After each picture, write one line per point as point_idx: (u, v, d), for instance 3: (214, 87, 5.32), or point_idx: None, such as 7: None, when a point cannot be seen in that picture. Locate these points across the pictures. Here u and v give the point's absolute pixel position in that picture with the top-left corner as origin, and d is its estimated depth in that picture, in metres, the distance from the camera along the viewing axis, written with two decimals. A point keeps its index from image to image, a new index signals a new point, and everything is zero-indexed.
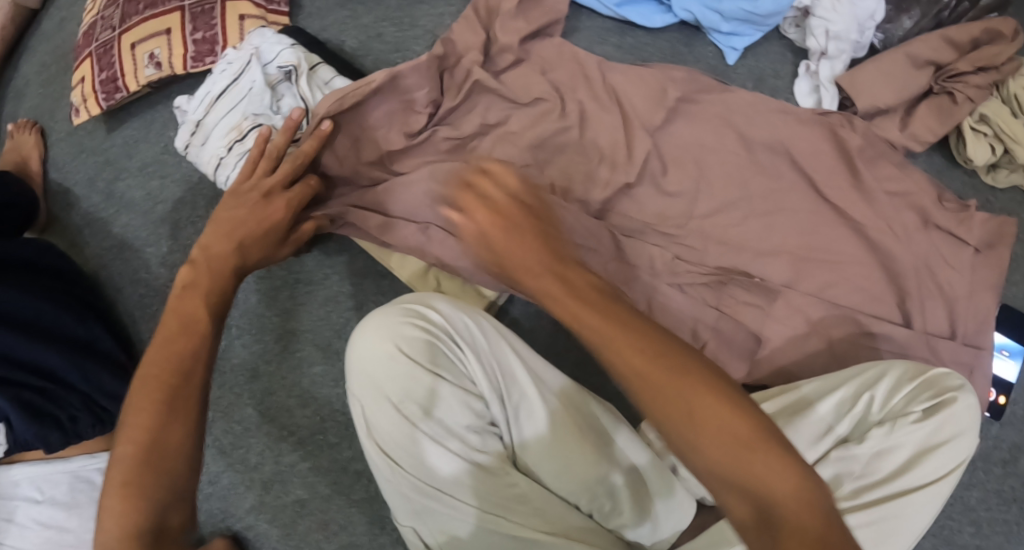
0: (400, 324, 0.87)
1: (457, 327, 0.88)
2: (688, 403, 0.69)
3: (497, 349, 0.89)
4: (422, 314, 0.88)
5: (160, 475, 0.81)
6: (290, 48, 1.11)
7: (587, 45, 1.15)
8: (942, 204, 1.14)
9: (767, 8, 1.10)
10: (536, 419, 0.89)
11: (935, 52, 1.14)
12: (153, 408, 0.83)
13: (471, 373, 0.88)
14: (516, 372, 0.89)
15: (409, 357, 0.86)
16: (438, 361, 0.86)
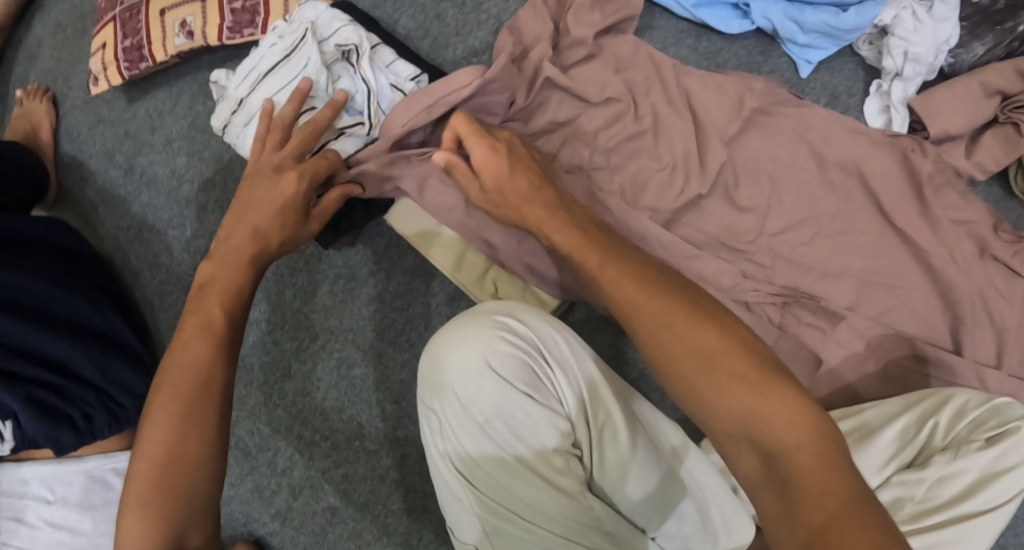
0: (490, 338, 0.80)
1: (544, 341, 0.82)
2: (731, 396, 0.69)
3: (582, 365, 0.83)
4: (513, 327, 0.82)
5: (178, 494, 0.76)
6: (350, 25, 1.02)
7: (661, 46, 1.11)
8: (999, 234, 1.08)
9: (849, 23, 1.07)
10: (623, 450, 0.81)
11: (1007, 82, 1.12)
12: (168, 420, 0.77)
13: (560, 393, 0.82)
14: (604, 395, 0.82)
15: (499, 374, 0.79)
16: (528, 380, 0.80)
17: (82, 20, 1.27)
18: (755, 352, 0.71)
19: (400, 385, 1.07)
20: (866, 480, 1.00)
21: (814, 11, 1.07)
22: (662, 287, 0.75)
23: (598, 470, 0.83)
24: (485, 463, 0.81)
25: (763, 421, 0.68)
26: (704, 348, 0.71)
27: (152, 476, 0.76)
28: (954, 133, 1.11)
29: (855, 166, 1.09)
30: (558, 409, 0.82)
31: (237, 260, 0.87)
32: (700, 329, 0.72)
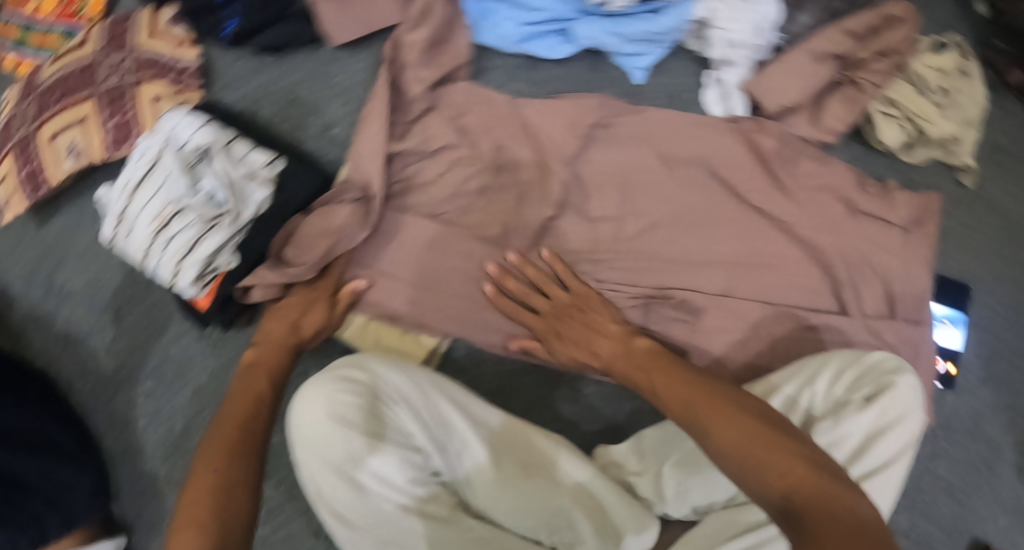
0: (332, 392, 0.89)
1: (388, 386, 0.91)
2: (731, 440, 0.80)
3: (431, 401, 0.93)
4: (351, 378, 0.90)
5: None
6: (202, 127, 1.11)
7: (499, 85, 1.17)
8: (865, 190, 1.19)
9: (667, 25, 1.13)
10: (475, 455, 0.94)
11: (836, 45, 1.17)
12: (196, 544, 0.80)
13: (406, 427, 0.91)
14: (448, 415, 0.93)
15: (345, 422, 0.88)
16: (373, 422, 0.89)
17: None
18: (742, 413, 0.83)
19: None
20: None
21: (632, 21, 1.13)
22: (697, 382, 0.88)
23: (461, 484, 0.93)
24: (356, 508, 0.88)
25: (814, 496, 0.73)
26: (732, 445, 0.80)
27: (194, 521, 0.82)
28: (791, 103, 1.16)
29: (703, 161, 1.15)
30: (410, 444, 0.91)
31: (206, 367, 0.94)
32: (732, 426, 0.81)
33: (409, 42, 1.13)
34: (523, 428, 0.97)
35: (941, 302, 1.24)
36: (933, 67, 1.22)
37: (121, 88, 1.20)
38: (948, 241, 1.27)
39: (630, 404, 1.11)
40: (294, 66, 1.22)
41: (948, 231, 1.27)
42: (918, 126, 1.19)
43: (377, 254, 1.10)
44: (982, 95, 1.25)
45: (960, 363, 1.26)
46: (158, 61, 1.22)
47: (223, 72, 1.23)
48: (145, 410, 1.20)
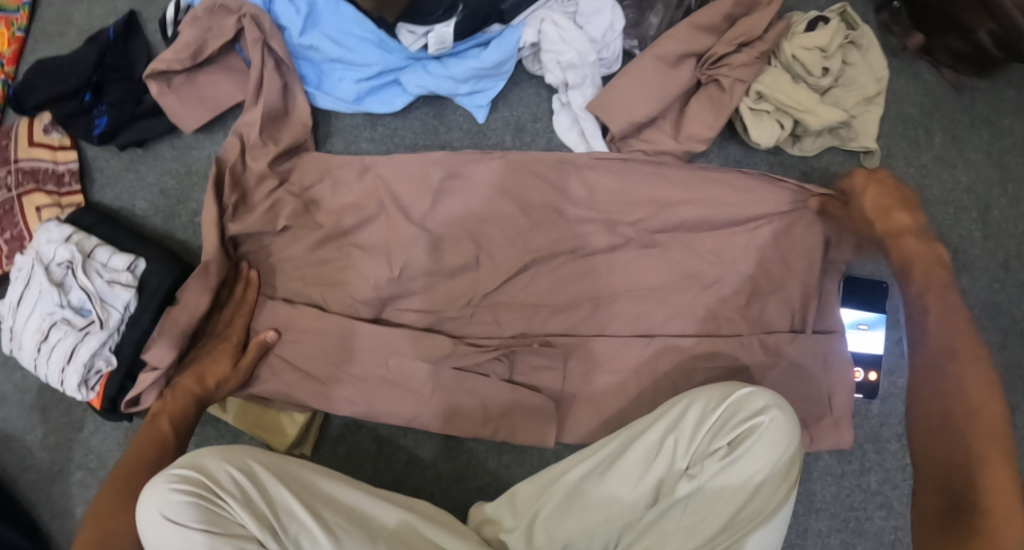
0: (161, 492, 0.91)
1: (223, 481, 0.93)
2: (946, 379, 0.87)
3: (272, 491, 0.95)
4: (184, 475, 0.93)
5: None
6: (64, 243, 1.13)
7: (345, 146, 1.20)
8: (741, 199, 1.09)
9: (493, 59, 1.12)
10: (317, 542, 0.93)
11: (687, 44, 1.09)
12: None
13: (240, 518, 0.92)
14: (287, 502, 0.94)
15: (176, 520, 0.90)
16: (202, 518, 0.91)
17: None
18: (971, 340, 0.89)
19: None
20: (625, 510, 0.99)
21: (459, 61, 1.14)
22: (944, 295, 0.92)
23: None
24: None
25: (938, 456, 0.86)
26: (939, 416, 0.87)
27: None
28: (644, 119, 1.09)
29: (560, 197, 1.10)
30: (247, 534, 0.92)
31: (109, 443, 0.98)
32: (976, 380, 0.86)
33: (249, 122, 1.13)
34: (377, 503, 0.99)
35: (852, 306, 1.13)
36: (810, 48, 1.10)
37: (7, 203, 1.19)
38: None
39: (508, 454, 1.13)
40: (159, 157, 1.25)
41: None
42: (794, 117, 1.10)
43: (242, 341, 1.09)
44: (880, 66, 1.14)
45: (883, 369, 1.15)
46: (40, 169, 1.22)
47: (99, 172, 1.26)
48: (81, 500, 1.25)
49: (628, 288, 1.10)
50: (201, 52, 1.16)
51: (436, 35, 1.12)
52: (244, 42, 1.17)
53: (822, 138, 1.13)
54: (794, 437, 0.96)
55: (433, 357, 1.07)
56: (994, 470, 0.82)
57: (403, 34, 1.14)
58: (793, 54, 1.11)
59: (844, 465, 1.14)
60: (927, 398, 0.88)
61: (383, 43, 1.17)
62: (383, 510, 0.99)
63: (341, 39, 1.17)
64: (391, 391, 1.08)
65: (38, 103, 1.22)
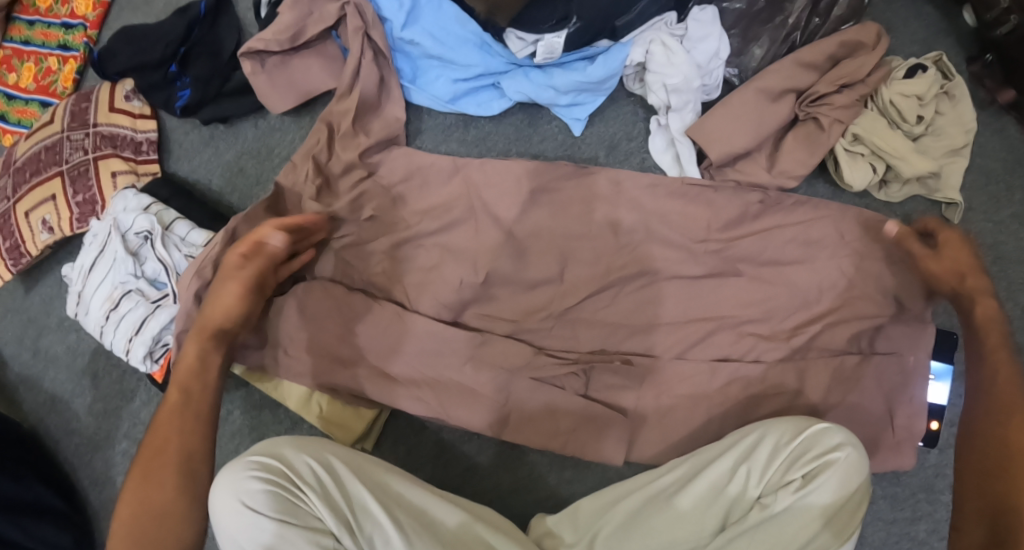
0: (243, 479, 0.90)
1: (301, 471, 0.93)
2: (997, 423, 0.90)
3: (347, 485, 0.95)
4: (266, 463, 0.92)
5: None
6: (143, 213, 1.13)
7: (433, 145, 1.19)
8: (824, 238, 1.11)
9: (599, 74, 1.12)
10: (392, 541, 0.93)
11: (790, 80, 1.09)
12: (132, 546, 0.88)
13: (318, 512, 0.92)
14: (364, 499, 0.94)
15: (256, 509, 0.89)
16: (282, 508, 0.90)
17: None
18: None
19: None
20: (691, 536, 1.01)
21: (563, 72, 1.13)
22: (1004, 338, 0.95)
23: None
24: None
25: (991, 497, 0.87)
26: (990, 457, 0.89)
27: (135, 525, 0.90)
28: (740, 150, 1.09)
29: (645, 217, 1.11)
30: (321, 527, 0.91)
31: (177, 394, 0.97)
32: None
33: (341, 110, 1.15)
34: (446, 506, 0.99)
35: None
36: (908, 95, 1.11)
37: (84, 165, 1.19)
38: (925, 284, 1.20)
39: (570, 471, 1.12)
40: (241, 136, 1.23)
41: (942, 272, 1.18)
42: (888, 162, 1.10)
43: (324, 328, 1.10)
44: (970, 117, 1.15)
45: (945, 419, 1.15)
46: (119, 134, 1.21)
47: (177, 144, 1.25)
48: (122, 470, 1.23)
49: (705, 316, 1.10)
50: (300, 35, 1.17)
51: (544, 45, 1.12)
52: (343, 29, 1.18)
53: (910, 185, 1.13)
54: (866, 480, 0.97)
55: (507, 367, 1.08)
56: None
57: (512, 39, 1.14)
58: (891, 100, 1.11)
59: (895, 513, 1.14)
60: (981, 437, 0.91)
61: (485, 46, 1.16)
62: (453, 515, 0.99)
63: (443, 38, 1.17)
64: (461, 397, 1.08)
65: (121, 70, 1.21)
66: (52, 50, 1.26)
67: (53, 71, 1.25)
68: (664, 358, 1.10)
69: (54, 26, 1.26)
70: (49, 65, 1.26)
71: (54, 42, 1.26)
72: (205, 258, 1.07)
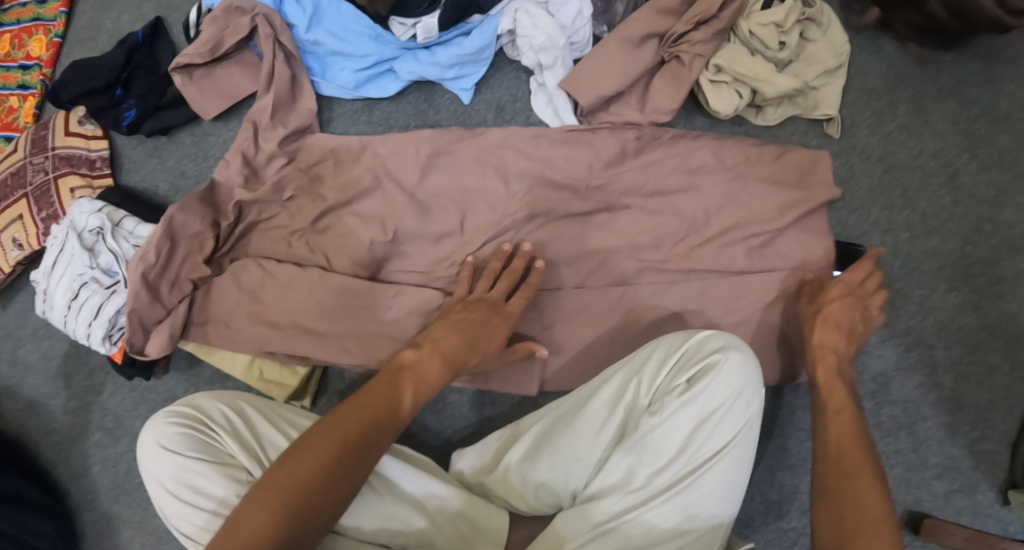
0: (161, 424, 1.01)
1: (213, 415, 1.02)
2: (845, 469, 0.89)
3: (259, 427, 1.03)
4: (182, 410, 1.02)
5: (318, 501, 0.87)
6: (95, 212, 1.25)
7: (345, 128, 1.30)
8: (712, 163, 1.15)
9: (474, 45, 1.22)
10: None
11: (649, 26, 1.18)
12: (336, 450, 0.89)
13: (229, 449, 1.01)
14: (272, 437, 1.03)
15: (171, 448, 0.99)
16: (195, 447, 1.00)
17: None
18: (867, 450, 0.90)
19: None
20: (592, 454, 1.04)
21: (445, 49, 1.24)
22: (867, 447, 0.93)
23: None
24: (189, 525, 0.98)
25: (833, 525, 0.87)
26: (836, 445, 0.91)
27: (280, 496, 0.86)
28: (609, 93, 1.17)
29: (536, 165, 1.18)
30: (233, 462, 1.00)
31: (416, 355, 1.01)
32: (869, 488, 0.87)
33: (262, 107, 1.24)
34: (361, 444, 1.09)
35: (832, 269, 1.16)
36: (765, 24, 1.17)
37: (46, 184, 1.33)
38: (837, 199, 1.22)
39: (491, 408, 1.20)
40: (181, 143, 1.36)
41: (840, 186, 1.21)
42: (750, 87, 1.17)
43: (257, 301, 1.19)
44: (840, 41, 1.21)
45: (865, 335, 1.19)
46: (74, 155, 1.35)
47: (127, 157, 1.38)
48: (98, 460, 1.34)
49: (601, 248, 1.16)
50: (218, 47, 1.28)
51: (422, 27, 1.22)
52: (257, 39, 1.29)
53: (783, 107, 1.20)
54: (752, 376, 1.01)
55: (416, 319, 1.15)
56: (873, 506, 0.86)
57: (395, 26, 1.25)
58: (749, 30, 1.18)
59: (815, 422, 1.17)
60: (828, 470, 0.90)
61: (379, 37, 1.28)
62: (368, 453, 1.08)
63: (343, 34, 1.28)
64: (373, 350, 1.15)
65: (73, 97, 1.34)
66: (11, 90, 1.43)
67: (15, 109, 1.42)
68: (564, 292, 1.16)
69: (13, 69, 1.43)
70: (10, 104, 1.43)
71: (13, 83, 1.43)
72: (147, 248, 1.17)
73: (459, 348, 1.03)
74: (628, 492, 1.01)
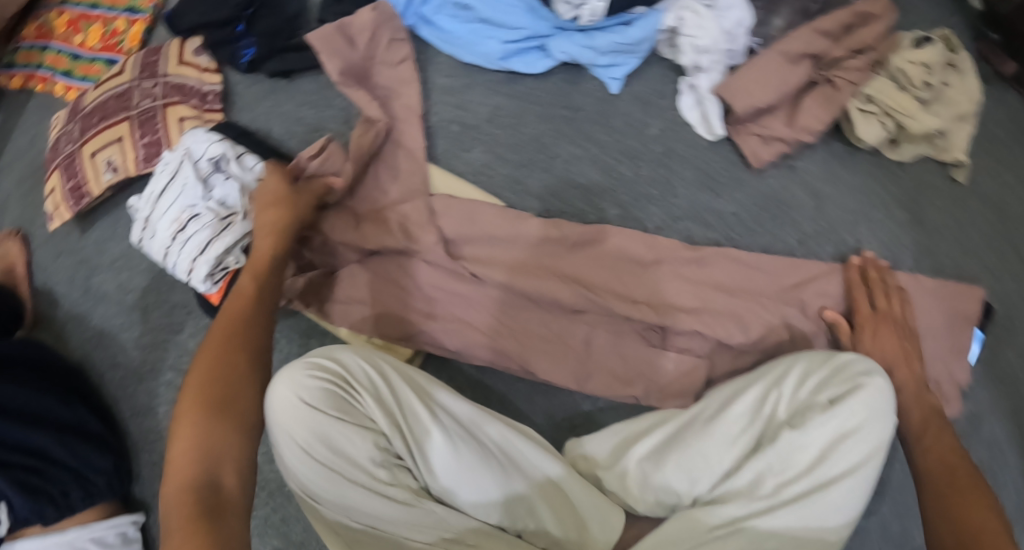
0: (301, 376, 0.94)
1: (355, 375, 0.96)
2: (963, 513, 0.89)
3: (402, 393, 0.98)
4: (322, 363, 0.96)
5: (242, 404, 0.91)
6: (216, 142, 1.23)
7: (483, 99, 1.25)
8: (838, 186, 1.20)
9: (636, 36, 1.18)
10: (440, 447, 0.97)
11: (808, 45, 1.17)
12: (217, 353, 0.94)
13: (371, 412, 0.96)
14: (415, 406, 0.97)
15: (310, 404, 0.93)
16: (336, 405, 0.94)
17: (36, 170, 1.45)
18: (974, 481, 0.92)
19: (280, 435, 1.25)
20: (722, 460, 1.04)
21: (604, 34, 1.19)
22: (962, 467, 0.94)
23: (424, 466, 0.97)
24: (314, 485, 0.93)
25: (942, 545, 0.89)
26: (940, 473, 0.95)
27: (205, 409, 0.89)
28: (762, 104, 1.16)
29: (670, 160, 1.19)
30: (371, 427, 0.96)
31: (276, 197, 1.09)
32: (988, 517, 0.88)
33: (402, 81, 1.24)
34: (486, 417, 1.01)
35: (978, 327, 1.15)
36: (916, 63, 1.19)
37: (151, 111, 1.32)
38: (960, 231, 1.21)
39: (604, 399, 1.15)
40: (301, 89, 1.32)
41: (962, 222, 1.21)
42: (897, 120, 1.18)
43: (378, 274, 1.17)
44: (974, 88, 1.21)
45: (975, 378, 1.16)
46: (185, 85, 1.35)
47: (242, 95, 1.36)
48: (166, 400, 1.32)
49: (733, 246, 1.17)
50: (375, 47, 1.25)
51: (588, 8, 1.20)
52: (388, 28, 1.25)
53: (918, 145, 1.21)
54: (892, 402, 1.01)
55: (526, 309, 1.14)
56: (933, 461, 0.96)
57: (558, 4, 1.22)
58: (899, 67, 1.19)
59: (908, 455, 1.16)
60: (935, 499, 0.93)
61: (532, 10, 1.21)
62: (497, 432, 1.01)
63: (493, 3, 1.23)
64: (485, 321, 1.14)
65: (191, 27, 1.35)
66: (119, 14, 1.44)
67: (120, 32, 1.43)
68: (711, 300, 1.12)
69: None
70: (115, 27, 1.43)
71: (122, 6, 1.44)
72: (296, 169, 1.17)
73: (276, 203, 1.09)
74: (755, 501, 1.00)
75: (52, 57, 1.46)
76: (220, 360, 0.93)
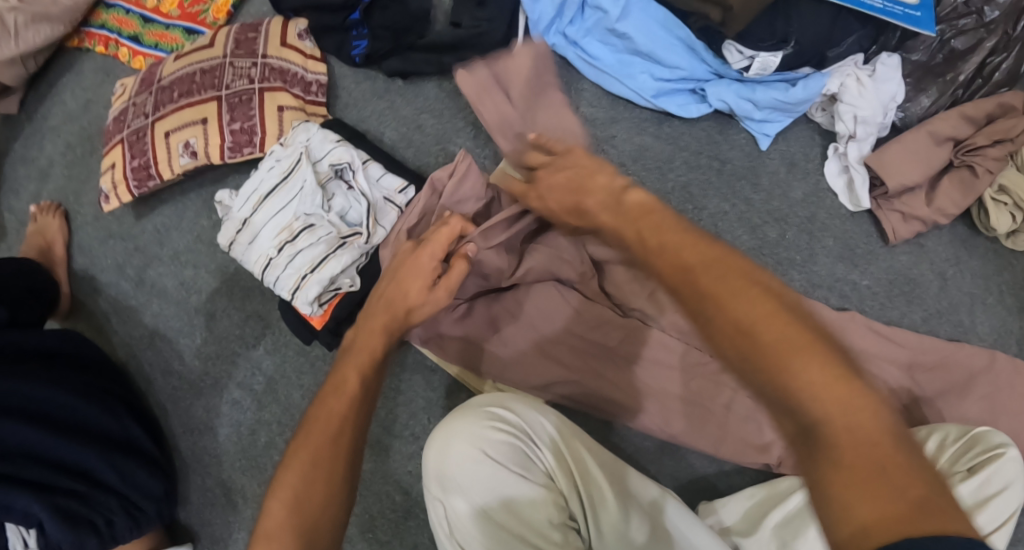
0: (483, 427, 0.89)
1: (535, 429, 0.91)
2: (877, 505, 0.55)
3: (576, 452, 0.91)
4: (501, 414, 0.91)
5: (325, 525, 0.77)
6: (340, 145, 1.11)
7: (628, 136, 1.21)
8: (967, 271, 1.18)
9: (798, 96, 1.15)
10: (615, 513, 0.89)
11: (954, 129, 1.16)
12: (304, 456, 0.79)
13: (550, 473, 0.91)
14: (591, 468, 0.90)
15: (492, 459, 0.88)
16: (518, 461, 0.89)
17: (90, 140, 1.29)
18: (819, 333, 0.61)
19: (367, 475, 1.14)
20: None
21: (765, 90, 1.17)
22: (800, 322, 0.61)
23: (598, 539, 0.89)
24: (485, 547, 0.87)
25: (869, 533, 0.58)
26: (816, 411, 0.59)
27: (283, 530, 0.76)
28: (910, 183, 1.15)
29: (810, 227, 1.18)
30: (548, 485, 0.90)
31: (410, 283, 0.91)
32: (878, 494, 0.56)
33: None
34: (650, 482, 0.92)
35: None
36: None
37: (246, 94, 1.17)
38: None
39: (732, 464, 1.11)
40: (421, 95, 1.22)
41: None
42: None
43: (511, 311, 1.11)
44: None
45: None
46: (289, 70, 1.19)
47: (346, 91, 1.24)
48: (227, 421, 1.16)
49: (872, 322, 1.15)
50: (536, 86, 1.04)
51: (760, 62, 1.15)
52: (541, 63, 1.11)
53: None
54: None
55: (664, 365, 1.08)
56: (822, 379, 0.59)
57: (729, 50, 1.16)
58: None
59: None
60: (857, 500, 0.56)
61: (692, 51, 1.19)
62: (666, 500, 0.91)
63: (656, 37, 1.18)
64: (618, 371, 1.08)
65: (296, 7, 1.22)
66: None
67: (205, 1, 1.28)
68: None
69: None
70: None
71: None
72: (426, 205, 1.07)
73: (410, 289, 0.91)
74: None
75: (119, 17, 1.30)
76: (305, 469, 0.78)
